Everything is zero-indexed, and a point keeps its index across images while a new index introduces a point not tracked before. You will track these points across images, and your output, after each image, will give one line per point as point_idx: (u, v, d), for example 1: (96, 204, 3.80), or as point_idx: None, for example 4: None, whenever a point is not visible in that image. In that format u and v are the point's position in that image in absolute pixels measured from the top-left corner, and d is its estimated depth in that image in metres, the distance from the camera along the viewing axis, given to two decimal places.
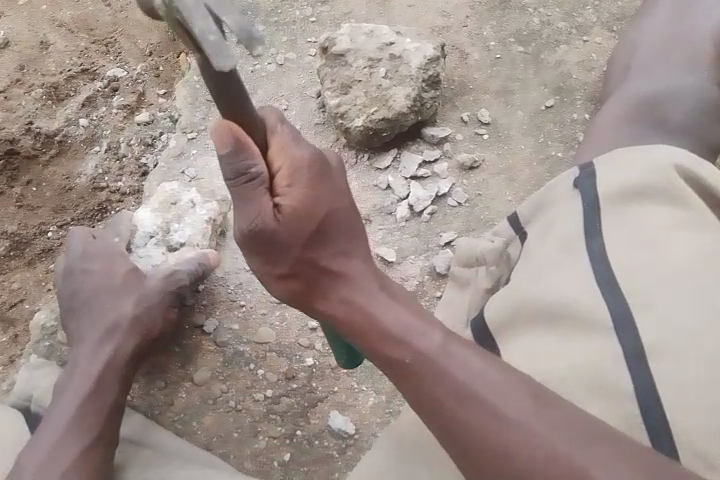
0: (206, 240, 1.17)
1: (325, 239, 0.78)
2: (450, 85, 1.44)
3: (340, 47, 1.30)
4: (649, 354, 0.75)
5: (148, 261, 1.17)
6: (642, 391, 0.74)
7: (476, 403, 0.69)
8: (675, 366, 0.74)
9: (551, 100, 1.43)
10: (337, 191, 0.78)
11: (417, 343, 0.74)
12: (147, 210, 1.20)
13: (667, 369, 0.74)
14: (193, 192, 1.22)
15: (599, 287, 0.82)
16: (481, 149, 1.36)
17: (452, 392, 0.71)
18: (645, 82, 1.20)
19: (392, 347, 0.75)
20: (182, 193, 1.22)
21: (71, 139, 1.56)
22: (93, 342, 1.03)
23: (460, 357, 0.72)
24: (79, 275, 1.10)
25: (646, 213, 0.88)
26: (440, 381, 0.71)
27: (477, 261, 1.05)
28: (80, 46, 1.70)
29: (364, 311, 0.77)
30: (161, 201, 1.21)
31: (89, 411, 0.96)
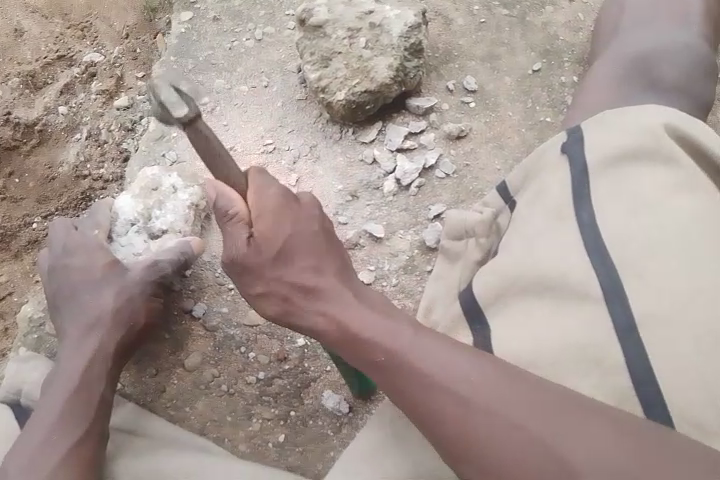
0: (188, 225, 1.15)
1: (296, 251, 0.81)
2: (434, 53, 1.40)
3: (318, 18, 1.26)
4: (641, 327, 0.74)
5: (129, 249, 1.13)
6: (634, 362, 0.72)
7: (454, 397, 0.69)
8: (668, 335, 0.72)
9: (538, 64, 1.40)
10: (303, 219, 0.81)
11: (389, 342, 0.75)
12: (129, 197, 1.17)
13: (660, 339, 0.72)
14: (174, 177, 1.19)
15: (590, 258, 0.80)
16: (468, 118, 1.32)
17: (426, 385, 0.71)
18: (634, 39, 1.15)
19: (366, 349, 0.75)
20: (163, 179, 1.19)
21: (51, 128, 1.53)
22: (77, 335, 1.02)
23: (431, 352, 0.72)
24: (62, 270, 1.07)
25: (637, 176, 0.85)
26: (413, 380, 0.71)
27: (466, 233, 1.03)
28: (55, 32, 1.66)
29: (336, 318, 0.78)
30: (143, 187, 1.18)
31: (77, 403, 0.94)
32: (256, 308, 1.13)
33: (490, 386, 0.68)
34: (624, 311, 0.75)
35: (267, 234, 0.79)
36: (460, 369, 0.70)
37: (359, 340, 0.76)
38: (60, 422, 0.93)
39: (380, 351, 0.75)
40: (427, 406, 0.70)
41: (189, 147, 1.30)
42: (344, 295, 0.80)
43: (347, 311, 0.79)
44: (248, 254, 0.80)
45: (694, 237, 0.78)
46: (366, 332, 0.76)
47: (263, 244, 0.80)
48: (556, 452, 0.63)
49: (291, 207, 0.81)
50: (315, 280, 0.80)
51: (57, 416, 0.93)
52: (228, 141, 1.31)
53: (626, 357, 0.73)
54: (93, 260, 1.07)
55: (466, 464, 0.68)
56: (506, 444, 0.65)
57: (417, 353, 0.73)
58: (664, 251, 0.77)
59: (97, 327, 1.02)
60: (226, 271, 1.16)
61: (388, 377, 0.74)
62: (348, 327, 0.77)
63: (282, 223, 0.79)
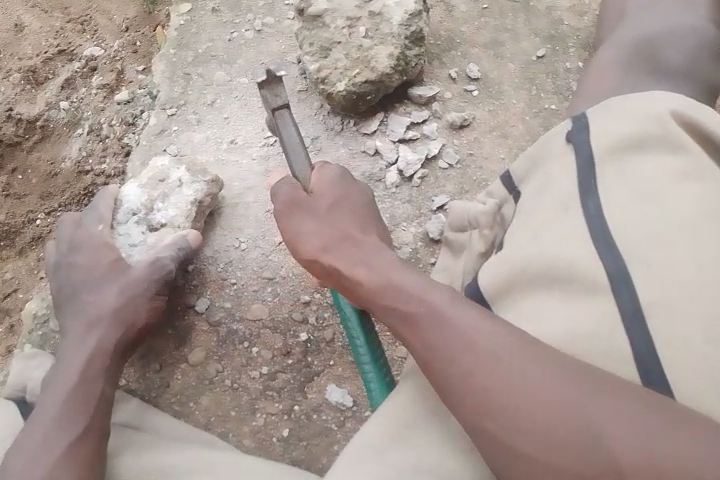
0: (188, 222, 1.12)
1: (340, 212, 0.97)
2: (436, 40, 1.37)
3: (317, 8, 1.24)
4: (649, 315, 0.71)
5: (126, 238, 1.12)
6: (643, 354, 0.70)
7: (481, 364, 0.73)
8: (677, 325, 0.70)
9: (543, 50, 1.37)
10: (357, 201, 1.00)
11: (423, 301, 0.80)
12: (135, 186, 1.16)
13: (669, 330, 0.70)
14: (182, 170, 1.16)
15: (596, 247, 0.78)
16: (471, 107, 1.30)
17: (461, 346, 0.74)
18: (641, 22, 1.12)
19: (402, 305, 0.81)
20: (171, 171, 1.17)
21: (53, 123, 1.53)
22: (78, 334, 1.02)
23: (461, 320, 0.76)
24: (66, 270, 1.09)
25: (645, 164, 0.83)
26: (442, 343, 0.76)
27: (469, 224, 1.02)
28: (55, 26, 1.65)
29: (381, 274, 0.85)
30: (151, 177, 1.16)
31: (78, 401, 0.94)
32: (259, 302, 1.13)
33: (525, 351, 0.72)
34: (632, 300, 0.73)
35: (322, 200, 0.98)
36: (494, 334, 0.74)
37: (400, 296, 0.82)
38: (61, 418, 0.92)
39: (418, 307, 0.79)
40: (458, 368, 0.74)
41: (190, 141, 1.30)
42: (388, 260, 0.88)
43: (391, 273, 0.85)
44: (304, 205, 0.97)
45: (702, 225, 0.75)
46: (408, 289, 0.82)
47: (316, 203, 0.98)
48: (583, 413, 0.67)
49: (347, 189, 1.00)
50: (362, 240, 0.92)
51: (57, 412, 0.93)
52: (228, 133, 1.29)
53: (635, 349, 0.71)
54: (95, 259, 1.08)
55: (491, 421, 0.71)
56: (534, 403, 0.69)
57: (454, 315, 0.77)
58: (672, 239, 0.75)
59: (98, 326, 1.02)
60: (228, 265, 1.16)
61: (421, 333, 0.78)
62: (391, 284, 0.83)
63: (335, 192, 0.99)
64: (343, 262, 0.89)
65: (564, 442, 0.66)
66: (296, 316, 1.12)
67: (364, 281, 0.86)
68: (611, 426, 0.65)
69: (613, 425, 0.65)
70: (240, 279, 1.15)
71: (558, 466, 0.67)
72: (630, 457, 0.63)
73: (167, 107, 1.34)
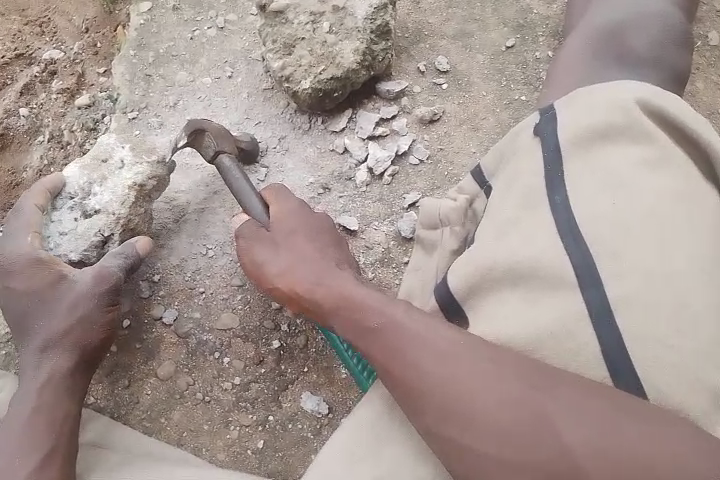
0: (124, 207, 1.07)
1: (302, 234, 0.91)
2: (404, 32, 1.34)
3: (279, 3, 1.21)
4: (618, 312, 0.68)
5: (57, 224, 1.07)
6: (613, 354, 0.68)
7: (439, 364, 0.71)
8: (645, 321, 0.68)
9: (512, 39, 1.34)
10: (316, 216, 0.95)
11: (381, 312, 0.77)
12: (77, 167, 1.11)
13: (638, 327, 0.68)
14: (126, 151, 1.12)
15: (562, 241, 0.74)
16: (441, 100, 1.27)
17: (420, 351, 0.72)
18: (609, 8, 1.10)
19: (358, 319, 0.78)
20: (115, 151, 1.12)
21: (13, 131, 1.47)
22: (36, 347, 0.99)
23: (419, 324, 0.74)
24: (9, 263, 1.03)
25: (612, 154, 0.79)
26: (399, 347, 0.73)
27: (440, 222, 0.98)
28: (12, 30, 1.58)
29: (340, 292, 0.81)
30: (93, 158, 1.12)
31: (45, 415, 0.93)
32: (229, 311, 1.10)
33: (483, 356, 0.70)
34: (600, 297, 0.70)
35: (282, 223, 0.92)
36: (451, 340, 0.72)
37: (363, 311, 0.78)
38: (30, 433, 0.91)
39: (378, 321, 0.76)
40: (418, 375, 0.71)
41: (152, 145, 1.25)
42: (351, 278, 0.84)
43: (354, 289, 0.81)
44: (265, 236, 0.92)
45: (667, 216, 0.73)
46: (371, 305, 0.78)
47: (275, 224, 0.92)
48: (542, 413, 0.65)
49: (307, 214, 0.94)
50: (326, 262, 0.87)
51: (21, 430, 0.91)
52: None
53: (605, 348, 0.68)
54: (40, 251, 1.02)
55: (450, 425, 0.69)
56: (497, 408, 0.67)
57: (412, 321, 0.75)
58: (638, 232, 0.72)
59: (63, 343, 0.99)
60: (196, 273, 1.13)
61: (385, 344, 0.75)
62: (354, 301, 0.80)
63: (292, 209, 0.93)
64: (304, 284, 0.85)
65: (524, 444, 0.65)
66: (267, 323, 1.09)
67: (328, 299, 0.82)
68: (569, 423, 0.63)
69: (576, 426, 0.63)
70: (209, 287, 1.12)
71: (521, 468, 0.65)
72: (587, 454, 0.62)
73: (128, 110, 1.30)
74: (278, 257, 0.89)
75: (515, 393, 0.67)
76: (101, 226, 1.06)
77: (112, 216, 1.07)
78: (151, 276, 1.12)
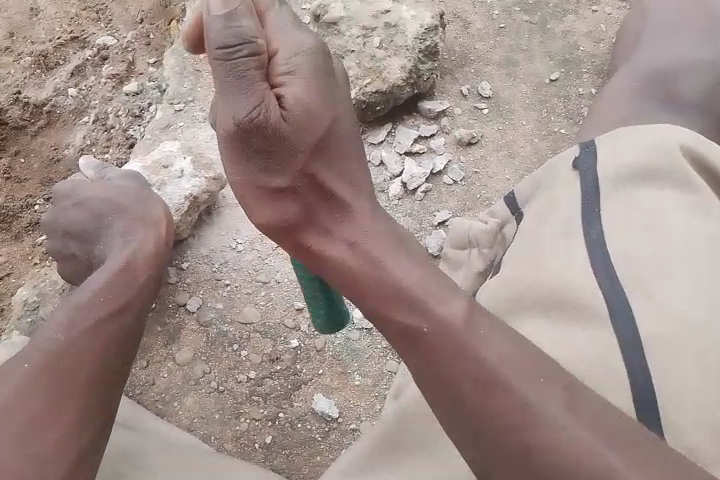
0: (178, 216, 1.11)
1: (327, 162, 0.72)
2: (450, 56, 1.36)
3: (333, 15, 1.25)
4: (650, 347, 0.67)
5: None
6: (642, 389, 0.66)
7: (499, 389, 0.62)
8: (676, 361, 0.66)
9: (556, 73, 1.36)
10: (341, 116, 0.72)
11: (439, 311, 0.67)
12: (138, 166, 1.16)
13: (667, 366, 0.66)
14: (187, 161, 1.16)
15: (596, 272, 0.74)
16: (480, 124, 1.30)
17: (478, 371, 0.63)
18: (657, 51, 1.12)
19: (406, 308, 0.68)
20: (176, 159, 1.16)
21: (59, 110, 1.51)
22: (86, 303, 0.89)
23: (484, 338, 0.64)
24: (80, 201, 1.08)
25: (652, 195, 0.80)
26: (454, 360, 0.64)
27: (470, 243, 0.99)
28: (70, 13, 1.63)
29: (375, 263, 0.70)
30: (155, 161, 1.16)
31: (62, 387, 0.79)
32: (252, 305, 1.12)
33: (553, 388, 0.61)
34: (631, 330, 0.68)
35: (302, 117, 0.69)
36: (517, 359, 0.63)
37: (405, 298, 0.68)
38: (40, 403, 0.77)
39: (424, 321, 0.67)
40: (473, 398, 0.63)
41: (194, 138, 1.29)
42: (386, 243, 0.72)
43: (387, 261, 0.70)
44: (280, 137, 0.68)
45: (705, 259, 0.73)
46: (418, 297, 0.68)
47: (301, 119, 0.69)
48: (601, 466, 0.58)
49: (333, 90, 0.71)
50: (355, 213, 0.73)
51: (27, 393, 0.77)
52: None
53: (633, 385, 0.66)
54: (112, 207, 1.04)
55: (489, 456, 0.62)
56: (560, 452, 0.59)
57: (475, 335, 0.65)
58: (673, 272, 0.72)
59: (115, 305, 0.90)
60: (223, 266, 1.15)
61: (432, 350, 0.66)
62: (399, 289, 0.69)
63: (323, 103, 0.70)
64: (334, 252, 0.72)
65: None
66: (287, 322, 1.11)
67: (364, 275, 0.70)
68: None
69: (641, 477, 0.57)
70: (234, 280, 1.14)
71: None
72: None
73: (175, 102, 1.34)
74: (300, 191, 0.71)
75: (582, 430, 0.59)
76: None
77: None
78: (179, 263, 1.15)
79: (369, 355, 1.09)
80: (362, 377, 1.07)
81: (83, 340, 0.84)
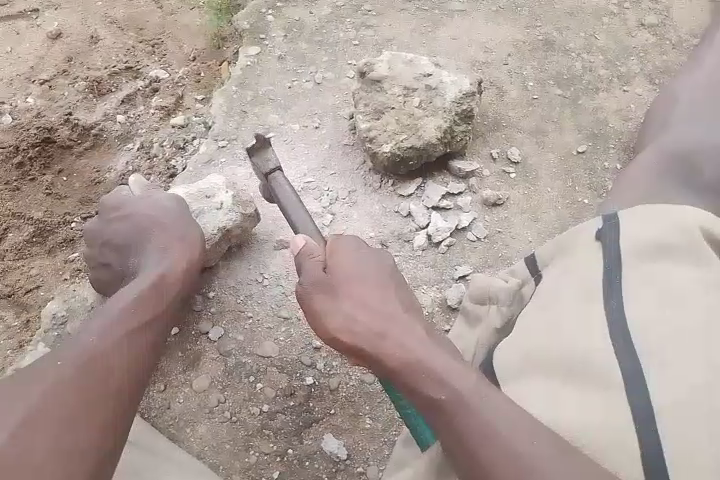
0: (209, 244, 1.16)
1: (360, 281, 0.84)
2: (483, 119, 1.43)
3: (378, 73, 1.32)
4: (662, 421, 0.69)
5: None
6: (652, 457, 0.67)
7: (498, 444, 0.69)
8: (687, 436, 0.67)
9: (584, 145, 1.42)
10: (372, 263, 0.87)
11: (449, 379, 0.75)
12: (181, 191, 1.21)
13: (678, 441, 0.67)
14: (229, 194, 1.21)
15: (612, 340, 0.77)
16: (507, 187, 1.35)
17: (481, 430, 0.71)
18: (682, 135, 1.17)
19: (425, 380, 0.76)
20: (219, 191, 1.22)
21: (106, 134, 1.59)
22: (124, 310, 0.92)
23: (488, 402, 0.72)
24: (124, 213, 1.13)
25: (671, 270, 0.82)
26: (463, 421, 0.72)
27: (490, 299, 1.02)
28: (127, 44, 1.74)
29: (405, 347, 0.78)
30: (200, 191, 1.21)
31: (93, 391, 0.81)
32: (272, 340, 1.15)
33: (540, 442, 0.68)
34: (644, 405, 0.70)
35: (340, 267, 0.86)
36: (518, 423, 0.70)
37: (423, 373, 0.76)
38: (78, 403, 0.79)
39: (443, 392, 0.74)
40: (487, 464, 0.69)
41: (233, 173, 1.36)
42: (417, 333, 0.80)
43: (419, 350, 0.78)
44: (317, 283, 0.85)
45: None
46: (439, 371, 0.76)
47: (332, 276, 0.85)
48: None
49: (367, 253, 0.89)
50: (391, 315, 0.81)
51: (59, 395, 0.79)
52: None
53: (644, 458, 0.68)
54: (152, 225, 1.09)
55: None
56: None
57: (478, 398, 0.73)
58: (688, 346, 0.73)
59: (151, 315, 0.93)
60: (248, 298, 1.19)
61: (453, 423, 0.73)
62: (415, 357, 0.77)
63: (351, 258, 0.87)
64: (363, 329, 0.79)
65: None
66: (305, 360, 1.13)
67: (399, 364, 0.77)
68: None
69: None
70: (257, 313, 1.17)
71: None
72: None
73: (219, 138, 1.41)
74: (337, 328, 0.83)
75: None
76: None
77: None
78: (206, 291, 1.19)
79: (381, 400, 1.11)
80: (373, 422, 1.09)
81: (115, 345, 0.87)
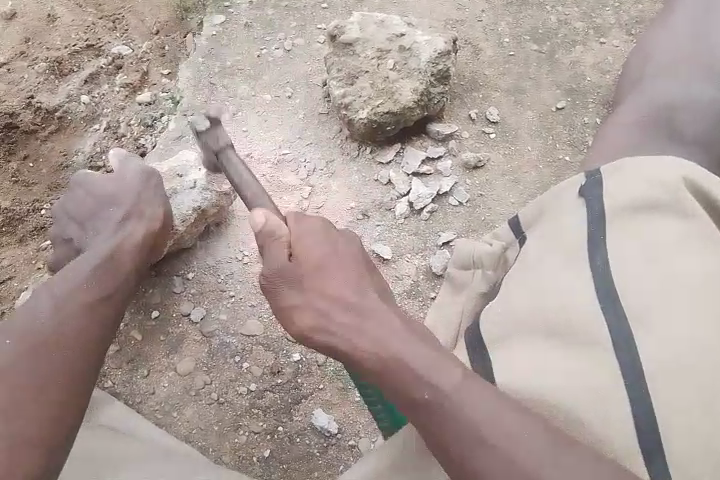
0: (183, 225, 1.12)
1: (329, 273, 0.76)
2: (460, 80, 1.39)
3: (349, 36, 1.27)
4: (652, 382, 0.69)
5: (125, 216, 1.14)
6: (642, 422, 0.68)
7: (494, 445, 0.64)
8: (675, 396, 0.68)
9: (563, 102, 1.39)
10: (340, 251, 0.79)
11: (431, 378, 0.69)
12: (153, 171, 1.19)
13: (667, 403, 0.68)
14: (201, 173, 1.17)
15: (599, 304, 0.75)
16: (487, 149, 1.32)
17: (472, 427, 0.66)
18: (661, 87, 1.14)
19: (406, 381, 0.69)
20: (191, 170, 1.18)
21: (71, 116, 1.52)
22: (71, 286, 0.92)
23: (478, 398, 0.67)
24: (85, 189, 1.09)
25: (657, 227, 0.80)
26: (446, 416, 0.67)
27: (474, 264, 1.01)
28: (87, 21, 1.64)
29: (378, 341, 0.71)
30: (171, 169, 1.18)
31: (58, 367, 0.82)
32: (255, 318, 1.13)
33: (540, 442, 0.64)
34: (634, 367, 0.70)
35: (308, 257, 0.77)
36: (515, 421, 0.65)
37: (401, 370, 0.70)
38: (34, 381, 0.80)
39: (424, 388, 0.69)
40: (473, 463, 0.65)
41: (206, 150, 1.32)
42: (393, 324, 0.74)
43: (395, 343, 0.71)
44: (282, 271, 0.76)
45: (706, 293, 0.73)
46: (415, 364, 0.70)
47: (305, 265, 0.76)
48: None
49: (334, 237, 0.80)
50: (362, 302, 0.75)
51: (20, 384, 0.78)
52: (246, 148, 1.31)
53: (634, 423, 0.68)
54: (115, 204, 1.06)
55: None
56: None
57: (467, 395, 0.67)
58: (675, 304, 0.73)
59: (103, 291, 0.93)
60: (229, 277, 1.16)
61: (434, 418, 0.68)
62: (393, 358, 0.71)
63: (329, 250, 0.78)
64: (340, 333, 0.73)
65: None
66: (291, 336, 1.11)
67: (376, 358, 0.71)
68: None
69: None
70: (239, 292, 1.15)
71: None
72: None
73: (188, 113, 1.37)
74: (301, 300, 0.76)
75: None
76: None
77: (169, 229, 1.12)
78: (185, 273, 1.16)
79: None
80: (363, 394, 1.08)
81: (69, 324, 0.87)
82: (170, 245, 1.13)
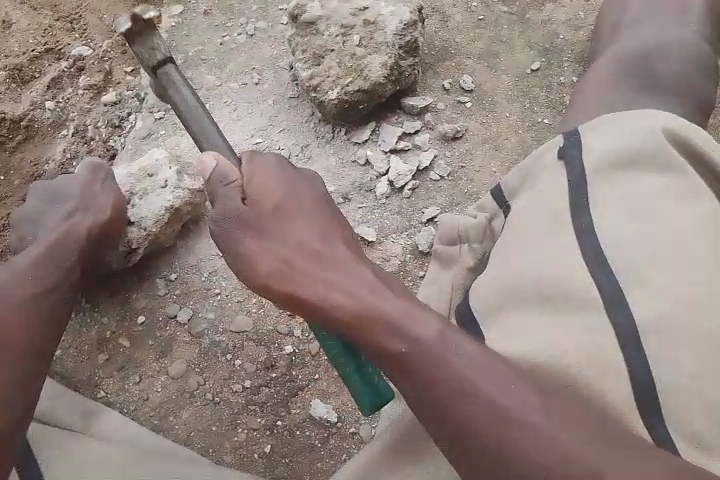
0: (157, 227, 1.10)
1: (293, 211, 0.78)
2: (430, 50, 1.36)
3: (311, 14, 1.23)
4: (648, 347, 0.67)
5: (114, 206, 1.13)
6: (640, 380, 0.66)
7: (481, 398, 0.64)
8: (675, 358, 0.66)
9: (537, 63, 1.36)
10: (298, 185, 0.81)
11: (411, 330, 0.68)
12: (124, 170, 1.15)
13: (665, 364, 0.66)
14: (172, 171, 1.14)
15: (587, 264, 0.74)
16: (464, 118, 1.29)
17: (463, 386, 0.65)
18: (637, 38, 1.11)
19: (385, 336, 0.68)
20: (161, 168, 1.14)
21: (38, 123, 1.47)
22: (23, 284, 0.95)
23: (461, 350, 0.67)
24: (42, 192, 1.11)
25: (639, 183, 0.79)
26: (428, 368, 0.66)
27: (459, 239, 0.97)
28: (43, 24, 1.57)
29: (351, 295, 0.71)
30: (140, 169, 1.15)
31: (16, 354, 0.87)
32: (243, 314, 1.11)
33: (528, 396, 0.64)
34: (630, 331, 0.68)
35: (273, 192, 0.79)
36: (494, 374, 0.65)
37: (378, 323, 0.69)
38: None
39: (403, 342, 0.68)
40: (456, 411, 0.65)
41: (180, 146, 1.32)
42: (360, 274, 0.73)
43: (370, 295, 0.71)
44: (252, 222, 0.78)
45: (692, 246, 0.72)
46: (396, 318, 0.69)
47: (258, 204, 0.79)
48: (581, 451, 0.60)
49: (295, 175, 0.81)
50: (332, 253, 0.75)
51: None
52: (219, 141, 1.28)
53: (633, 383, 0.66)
54: (64, 215, 1.07)
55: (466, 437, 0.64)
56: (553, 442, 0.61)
57: (448, 349, 0.67)
58: (665, 260, 0.71)
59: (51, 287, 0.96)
60: (213, 275, 1.14)
61: (408, 370, 0.67)
62: (364, 310, 0.69)
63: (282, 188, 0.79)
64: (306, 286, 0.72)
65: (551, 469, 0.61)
66: (281, 329, 1.09)
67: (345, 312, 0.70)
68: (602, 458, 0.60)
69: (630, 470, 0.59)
70: (225, 289, 1.13)
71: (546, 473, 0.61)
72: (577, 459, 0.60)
73: None
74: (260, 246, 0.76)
75: (561, 433, 0.61)
76: (131, 238, 1.10)
77: (145, 232, 1.10)
78: (168, 274, 1.14)
79: None
80: None
81: (11, 319, 0.89)
82: (144, 249, 1.11)
